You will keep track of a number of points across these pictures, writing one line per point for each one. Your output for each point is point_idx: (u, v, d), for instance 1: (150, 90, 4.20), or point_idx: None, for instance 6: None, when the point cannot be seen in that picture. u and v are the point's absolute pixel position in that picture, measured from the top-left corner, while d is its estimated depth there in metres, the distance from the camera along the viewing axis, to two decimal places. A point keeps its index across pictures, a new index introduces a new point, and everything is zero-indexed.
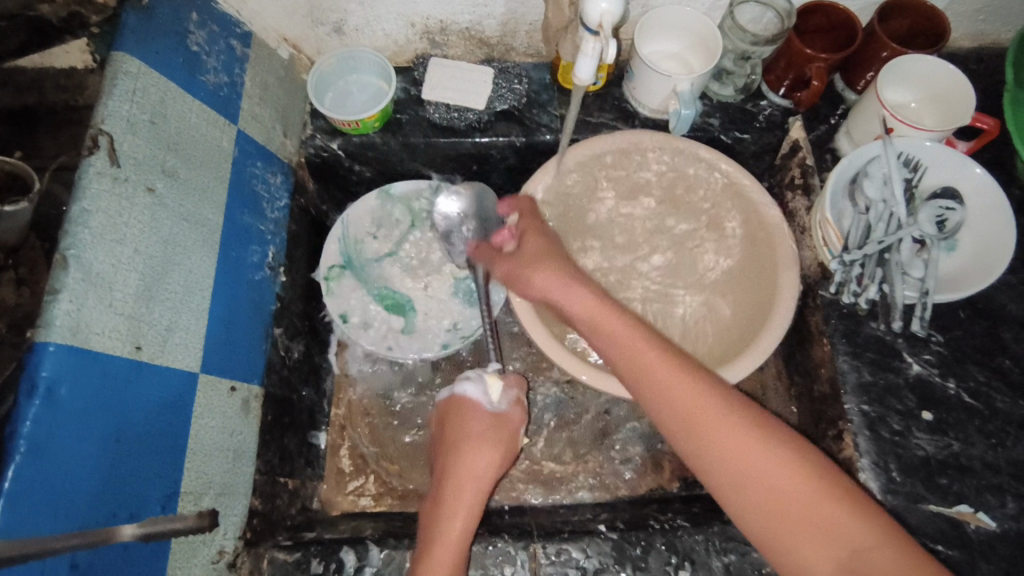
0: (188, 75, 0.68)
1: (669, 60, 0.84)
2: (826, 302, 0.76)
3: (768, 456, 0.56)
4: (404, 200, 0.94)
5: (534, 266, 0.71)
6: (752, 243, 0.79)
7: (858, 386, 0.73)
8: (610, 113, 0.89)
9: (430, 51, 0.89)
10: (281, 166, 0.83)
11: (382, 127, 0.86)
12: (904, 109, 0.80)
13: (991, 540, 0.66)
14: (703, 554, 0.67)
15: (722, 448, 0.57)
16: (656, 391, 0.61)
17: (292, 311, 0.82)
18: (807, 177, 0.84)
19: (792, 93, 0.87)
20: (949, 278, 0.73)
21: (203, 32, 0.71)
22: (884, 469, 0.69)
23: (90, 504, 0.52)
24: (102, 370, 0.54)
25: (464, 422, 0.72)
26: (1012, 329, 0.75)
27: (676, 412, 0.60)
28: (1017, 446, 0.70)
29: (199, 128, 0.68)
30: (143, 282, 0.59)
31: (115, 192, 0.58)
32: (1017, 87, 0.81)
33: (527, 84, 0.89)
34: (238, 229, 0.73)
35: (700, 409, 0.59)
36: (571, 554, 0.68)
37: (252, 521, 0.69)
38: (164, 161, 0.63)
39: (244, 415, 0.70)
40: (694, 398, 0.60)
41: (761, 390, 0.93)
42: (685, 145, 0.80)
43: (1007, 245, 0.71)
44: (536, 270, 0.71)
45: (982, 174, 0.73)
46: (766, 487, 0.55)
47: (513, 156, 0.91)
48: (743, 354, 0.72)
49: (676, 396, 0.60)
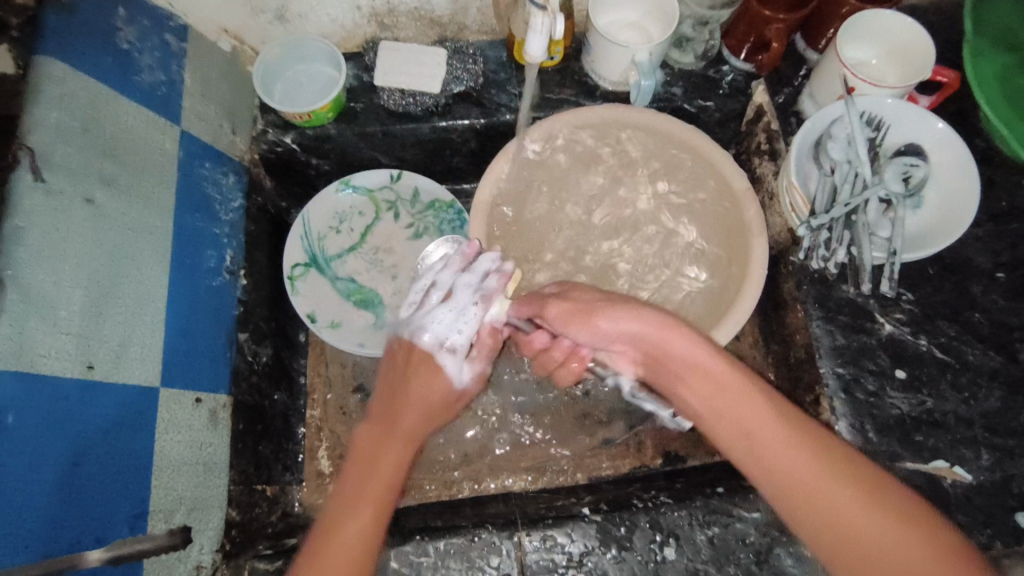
0: (120, 75, 0.65)
1: (627, 29, 0.82)
2: (797, 267, 0.76)
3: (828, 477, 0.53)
4: (365, 191, 0.91)
5: (599, 309, 0.63)
6: (719, 212, 0.78)
7: (831, 349, 0.73)
8: (571, 88, 0.87)
9: (380, 34, 0.85)
10: (232, 165, 0.79)
11: (336, 117, 0.83)
12: (865, 67, 0.79)
13: (967, 493, 0.67)
14: (687, 529, 0.68)
15: (795, 474, 0.53)
16: (725, 407, 0.57)
17: (257, 314, 0.80)
18: (772, 142, 0.83)
19: (753, 57, 0.85)
20: (915, 236, 0.73)
21: (133, 29, 0.67)
22: (860, 430, 0.70)
23: (51, 533, 0.50)
24: (51, 392, 0.52)
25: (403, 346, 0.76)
26: (980, 282, 0.75)
27: (739, 435, 0.56)
28: (989, 398, 0.70)
29: (136, 131, 0.65)
30: (88, 298, 0.56)
31: (49, 206, 0.55)
32: (976, 38, 0.79)
33: (483, 63, 0.86)
34: (190, 234, 0.70)
35: (780, 458, 0.54)
36: (556, 539, 0.68)
37: (230, 533, 0.68)
38: (101, 169, 0.60)
39: (212, 427, 0.68)
40: (770, 423, 0.55)
41: (739, 359, 0.93)
42: (641, 115, 0.78)
43: (970, 197, 0.71)
44: (595, 315, 0.63)
45: (946, 127, 0.72)
46: (828, 508, 0.52)
47: (474, 139, 0.89)
48: (719, 325, 0.72)
49: (746, 419, 0.56)
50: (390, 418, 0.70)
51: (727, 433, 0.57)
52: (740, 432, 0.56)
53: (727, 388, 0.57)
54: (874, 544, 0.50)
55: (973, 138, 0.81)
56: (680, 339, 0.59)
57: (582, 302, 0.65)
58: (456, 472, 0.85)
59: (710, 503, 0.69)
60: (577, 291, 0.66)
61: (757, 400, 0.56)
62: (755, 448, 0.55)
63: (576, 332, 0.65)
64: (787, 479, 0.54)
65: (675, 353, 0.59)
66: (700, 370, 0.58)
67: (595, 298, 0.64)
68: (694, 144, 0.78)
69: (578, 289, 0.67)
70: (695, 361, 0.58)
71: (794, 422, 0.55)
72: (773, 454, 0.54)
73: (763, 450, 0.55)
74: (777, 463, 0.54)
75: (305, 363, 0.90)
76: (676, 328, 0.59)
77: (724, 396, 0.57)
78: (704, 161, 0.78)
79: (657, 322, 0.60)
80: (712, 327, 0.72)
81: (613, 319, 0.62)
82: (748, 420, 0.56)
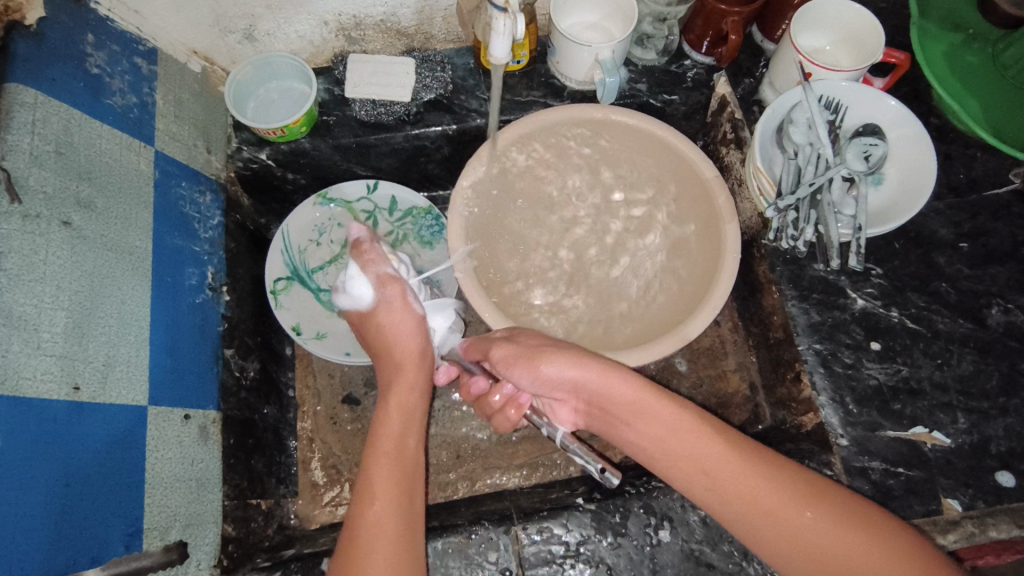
0: (92, 99, 0.65)
1: (590, 30, 0.85)
2: (770, 250, 0.78)
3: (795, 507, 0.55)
4: (343, 203, 0.92)
5: (550, 357, 0.65)
6: (690, 200, 0.80)
7: (808, 327, 0.75)
8: (539, 90, 0.89)
9: (348, 48, 0.87)
10: (208, 183, 0.80)
11: (310, 131, 0.84)
12: (820, 54, 0.82)
13: (947, 456, 0.69)
14: (680, 511, 0.69)
15: (741, 496, 0.57)
16: (685, 453, 0.61)
17: (243, 330, 0.81)
18: (737, 131, 0.86)
19: (713, 50, 0.87)
20: (878, 211, 0.75)
21: (103, 54, 0.68)
22: (841, 402, 0.72)
23: (44, 553, 0.50)
24: (37, 415, 0.52)
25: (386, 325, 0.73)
26: (945, 252, 0.77)
27: (697, 473, 0.60)
28: (961, 363, 0.73)
29: (111, 153, 0.66)
30: (71, 319, 0.57)
31: (26, 230, 0.55)
32: (923, 20, 0.82)
33: (451, 71, 0.87)
34: (170, 253, 0.71)
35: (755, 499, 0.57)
36: (552, 530, 0.68)
37: (227, 548, 0.67)
38: (77, 192, 0.61)
39: (203, 443, 0.69)
40: (719, 453, 0.59)
41: (720, 344, 0.95)
42: (600, 112, 0.80)
43: (928, 171, 0.73)
44: (541, 363, 0.66)
45: (898, 105, 0.75)
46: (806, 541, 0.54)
47: (447, 145, 0.90)
48: (695, 311, 0.73)
49: (696, 453, 0.60)
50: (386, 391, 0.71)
51: (686, 469, 0.61)
52: (695, 468, 0.60)
53: (673, 425, 0.62)
54: (822, 545, 0.53)
55: (928, 115, 0.84)
56: (622, 384, 0.64)
57: (526, 347, 0.68)
58: (450, 474, 0.86)
59: None
60: (522, 335, 0.69)
61: (707, 434, 0.60)
62: (732, 495, 0.58)
63: (520, 374, 0.68)
64: (742, 503, 0.57)
65: (619, 399, 0.64)
66: (644, 414, 0.63)
67: (544, 344, 0.67)
68: (663, 139, 0.79)
69: (524, 332, 0.70)
70: (639, 407, 0.63)
71: (737, 447, 0.60)
72: (723, 481, 0.58)
73: (718, 482, 0.58)
74: (728, 489, 0.58)
75: (293, 376, 0.90)
76: (616, 370, 0.64)
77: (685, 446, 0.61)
78: (671, 153, 0.80)
79: (601, 370, 0.64)
80: (692, 312, 0.74)
81: (558, 366, 0.65)
82: (698, 455, 0.60)
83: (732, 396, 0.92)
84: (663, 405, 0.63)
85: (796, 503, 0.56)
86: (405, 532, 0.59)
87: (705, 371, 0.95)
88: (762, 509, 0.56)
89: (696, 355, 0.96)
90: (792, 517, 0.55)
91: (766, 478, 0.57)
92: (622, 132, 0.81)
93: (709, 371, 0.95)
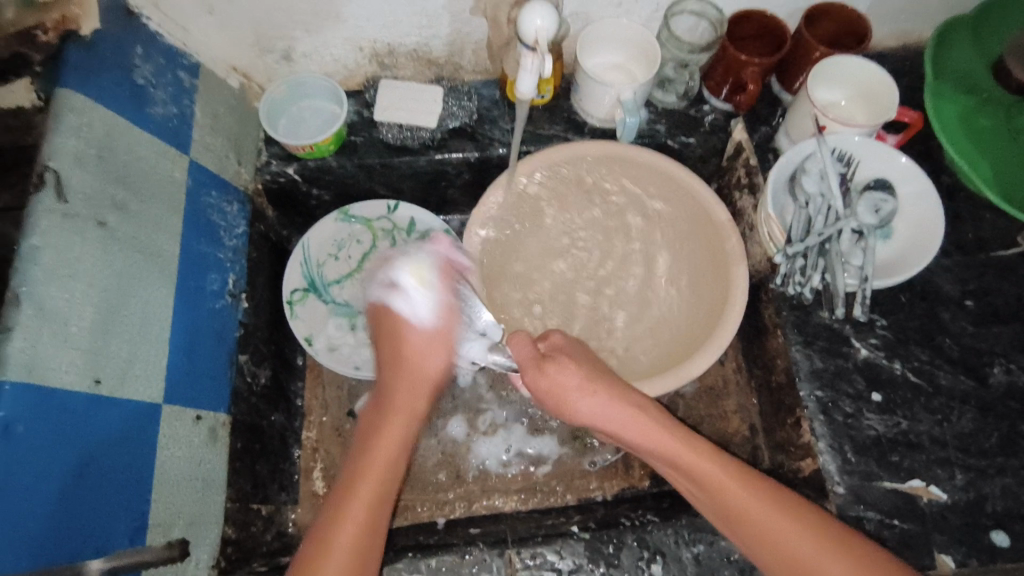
0: (136, 108, 0.69)
1: (614, 70, 0.87)
2: (777, 294, 0.80)
3: (812, 542, 0.57)
4: (364, 220, 0.95)
5: (581, 396, 0.66)
6: (701, 241, 0.82)
7: (810, 373, 0.76)
8: (560, 124, 0.92)
9: (380, 73, 0.90)
10: (237, 193, 0.83)
11: (338, 150, 0.87)
12: (835, 108, 0.84)
13: (943, 512, 0.69)
14: (673, 547, 0.69)
15: (765, 534, 0.59)
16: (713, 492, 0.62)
17: (257, 336, 0.83)
18: (751, 177, 0.88)
19: (731, 97, 0.90)
20: (885, 264, 0.77)
21: (149, 66, 0.72)
22: (839, 450, 0.72)
23: (52, 540, 0.51)
24: (60, 405, 0.54)
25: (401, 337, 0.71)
26: (949, 309, 0.79)
27: (729, 516, 0.61)
28: (961, 420, 0.73)
29: (149, 160, 0.69)
30: (98, 315, 0.59)
31: (65, 227, 0.58)
32: (938, 81, 0.85)
33: (477, 101, 0.91)
34: (195, 258, 0.74)
35: (779, 540, 0.58)
36: (545, 557, 0.69)
37: (225, 550, 0.69)
38: (114, 195, 0.64)
39: (210, 443, 0.70)
40: (746, 502, 0.60)
41: (723, 384, 0.96)
42: (621, 150, 0.82)
43: (936, 230, 0.75)
44: (580, 401, 0.66)
45: (909, 161, 0.77)
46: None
47: (468, 172, 0.93)
48: (699, 350, 0.74)
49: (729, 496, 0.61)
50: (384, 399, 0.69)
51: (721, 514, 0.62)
52: (727, 513, 0.61)
53: (708, 480, 0.62)
54: None
55: (939, 174, 0.86)
56: (637, 425, 0.65)
57: (561, 384, 0.66)
58: (448, 493, 0.86)
59: (695, 521, 0.70)
60: (559, 367, 0.66)
61: (730, 478, 0.62)
62: (754, 532, 0.60)
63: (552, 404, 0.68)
64: (770, 541, 0.59)
65: (645, 443, 0.65)
66: (684, 469, 0.64)
67: (585, 382, 0.66)
68: (677, 179, 0.81)
69: (567, 357, 0.67)
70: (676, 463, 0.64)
71: (757, 486, 0.61)
72: (755, 523, 0.60)
73: (748, 527, 0.60)
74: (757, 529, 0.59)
75: (302, 386, 0.92)
76: (639, 410, 0.65)
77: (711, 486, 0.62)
78: (685, 193, 0.81)
79: (615, 407, 0.65)
80: (696, 349, 0.75)
81: (588, 406, 0.66)
82: (731, 501, 0.61)
83: (732, 436, 0.93)
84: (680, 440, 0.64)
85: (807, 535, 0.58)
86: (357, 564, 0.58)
87: (707, 410, 0.95)
88: (790, 550, 0.58)
89: (700, 392, 0.96)
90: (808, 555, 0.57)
91: (789, 513, 0.59)
92: (638, 171, 0.83)
93: (712, 410, 0.95)
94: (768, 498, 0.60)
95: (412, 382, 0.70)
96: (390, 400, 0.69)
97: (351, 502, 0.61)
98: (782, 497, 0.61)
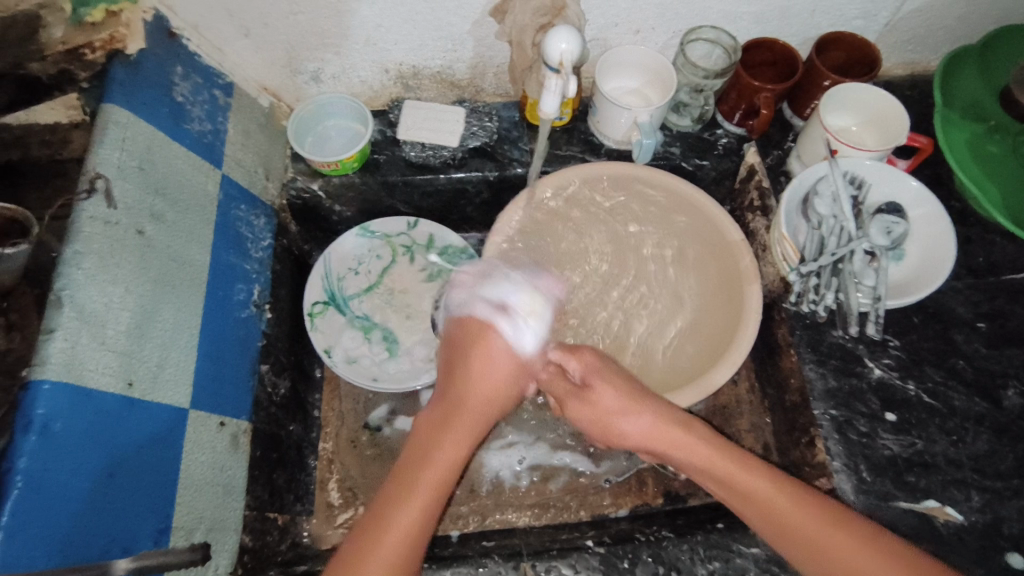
0: (174, 124, 0.72)
1: (631, 95, 0.91)
2: (790, 313, 0.81)
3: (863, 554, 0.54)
4: (384, 236, 0.97)
5: (623, 417, 0.67)
6: (714, 259, 0.83)
7: (824, 392, 0.77)
8: (578, 146, 0.94)
9: (404, 94, 0.93)
10: (264, 208, 0.86)
11: (362, 167, 0.90)
12: (846, 133, 0.86)
13: (959, 533, 0.69)
14: (688, 563, 0.69)
15: (800, 532, 0.57)
16: (754, 501, 0.60)
17: (279, 347, 0.84)
18: (764, 199, 0.89)
19: (745, 121, 0.93)
20: (899, 285, 0.78)
21: (187, 84, 0.75)
22: (854, 469, 0.73)
23: (83, 537, 0.52)
24: (95, 405, 0.55)
25: (478, 359, 0.69)
26: (962, 331, 0.79)
27: (771, 523, 0.59)
28: (977, 441, 0.74)
29: (185, 173, 0.71)
30: (133, 320, 0.61)
31: (106, 234, 0.60)
32: (947, 109, 0.87)
33: (497, 122, 0.94)
34: (223, 268, 0.76)
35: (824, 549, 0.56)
36: (560, 570, 0.69)
37: (243, 558, 0.69)
38: (152, 205, 0.66)
39: (233, 450, 0.71)
40: (781, 503, 0.59)
41: (736, 404, 0.97)
42: (639, 172, 0.85)
43: (948, 251, 0.76)
44: (622, 422, 0.67)
45: (920, 185, 0.79)
46: None
47: (486, 190, 0.96)
48: (714, 366, 0.75)
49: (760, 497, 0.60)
50: (458, 401, 0.67)
51: (765, 525, 0.60)
52: (764, 517, 0.60)
53: (775, 509, 0.59)
54: None
55: (949, 199, 0.88)
56: (677, 438, 0.65)
57: (601, 409, 0.67)
58: (462, 507, 0.87)
59: (710, 537, 0.71)
60: (596, 394, 0.68)
61: (772, 489, 0.60)
62: (794, 538, 0.57)
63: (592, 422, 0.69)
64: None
65: (692, 461, 0.65)
66: (715, 473, 0.64)
67: (626, 402, 0.67)
68: (692, 200, 0.83)
69: (603, 380, 0.68)
70: (709, 469, 0.63)
71: (798, 497, 0.59)
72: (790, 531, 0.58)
73: (784, 526, 0.58)
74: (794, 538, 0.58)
75: (319, 398, 0.93)
76: (670, 423, 0.65)
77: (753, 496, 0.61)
78: (700, 214, 0.83)
79: (656, 425, 0.66)
80: (712, 364, 0.76)
81: (634, 426, 0.66)
82: (775, 513, 0.59)
83: None
84: (727, 458, 0.63)
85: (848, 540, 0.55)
86: (412, 549, 0.56)
87: (720, 429, 0.96)
88: None
89: (712, 410, 0.97)
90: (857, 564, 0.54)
91: (835, 523, 0.57)
92: (655, 192, 0.86)
93: (725, 429, 0.96)
94: (817, 509, 0.58)
95: (474, 398, 0.67)
96: (461, 403, 0.67)
97: (413, 495, 0.58)
98: (825, 507, 0.58)
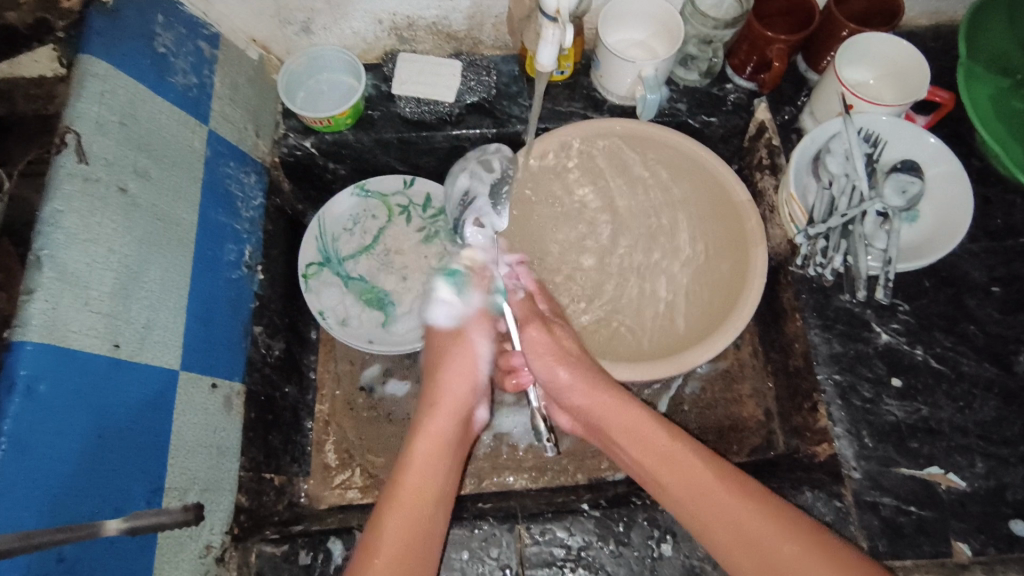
0: (157, 77, 0.69)
1: (635, 47, 0.86)
2: (796, 276, 0.78)
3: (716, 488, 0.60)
4: (379, 195, 0.95)
5: (565, 366, 0.71)
6: (718, 218, 0.81)
7: (829, 357, 0.74)
8: (580, 102, 0.91)
9: (399, 47, 0.90)
10: (254, 165, 0.83)
11: (355, 124, 0.87)
12: (863, 87, 0.82)
13: (961, 499, 0.68)
14: (684, 527, 0.69)
15: (675, 474, 0.63)
16: (642, 448, 0.66)
17: (273, 309, 0.83)
18: (773, 157, 0.87)
19: (756, 76, 0.88)
20: (912, 248, 0.75)
21: (170, 34, 0.72)
22: (856, 435, 0.71)
23: (75, 499, 0.52)
24: (80, 367, 0.54)
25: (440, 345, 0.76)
26: (975, 295, 0.77)
27: (685, 496, 0.62)
28: (984, 407, 0.72)
29: (169, 129, 0.69)
30: (118, 281, 0.59)
31: (87, 192, 0.58)
32: (971, 61, 0.82)
33: (496, 76, 0.90)
34: (213, 228, 0.74)
35: (686, 486, 0.62)
36: (555, 533, 0.69)
37: (239, 518, 0.70)
38: (135, 161, 0.64)
39: (226, 412, 0.71)
40: (698, 473, 0.62)
41: (738, 367, 0.95)
42: (646, 128, 0.82)
43: (966, 212, 0.73)
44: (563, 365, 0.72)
45: (937, 142, 0.75)
46: (718, 520, 0.59)
47: (485, 149, 0.93)
48: (720, 327, 0.73)
49: (685, 480, 0.62)
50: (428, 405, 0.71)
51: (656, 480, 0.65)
52: (684, 494, 0.62)
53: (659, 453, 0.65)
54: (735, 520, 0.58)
55: (969, 157, 0.84)
56: (606, 399, 0.69)
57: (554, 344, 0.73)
58: (459, 469, 0.87)
59: None
60: (556, 329, 0.75)
61: (662, 435, 0.66)
62: (671, 479, 0.63)
63: (537, 372, 0.73)
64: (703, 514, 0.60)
65: (611, 421, 0.69)
66: (623, 428, 0.68)
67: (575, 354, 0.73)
68: (700, 160, 0.80)
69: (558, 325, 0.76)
70: (636, 430, 0.67)
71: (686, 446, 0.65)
72: (709, 511, 0.60)
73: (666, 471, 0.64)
74: (713, 517, 0.60)
75: (315, 360, 0.92)
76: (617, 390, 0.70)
77: (646, 443, 0.66)
78: (704, 173, 0.81)
79: (591, 384, 0.70)
80: (717, 325, 0.74)
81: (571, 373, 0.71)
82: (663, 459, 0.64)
83: (745, 420, 0.92)
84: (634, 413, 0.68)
85: (779, 530, 0.56)
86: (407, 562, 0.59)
87: (721, 393, 0.94)
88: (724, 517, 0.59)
89: (713, 375, 0.96)
90: (714, 497, 0.60)
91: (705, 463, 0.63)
92: (664, 153, 0.83)
93: (725, 394, 0.94)
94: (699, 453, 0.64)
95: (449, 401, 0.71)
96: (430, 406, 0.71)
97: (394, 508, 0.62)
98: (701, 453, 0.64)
